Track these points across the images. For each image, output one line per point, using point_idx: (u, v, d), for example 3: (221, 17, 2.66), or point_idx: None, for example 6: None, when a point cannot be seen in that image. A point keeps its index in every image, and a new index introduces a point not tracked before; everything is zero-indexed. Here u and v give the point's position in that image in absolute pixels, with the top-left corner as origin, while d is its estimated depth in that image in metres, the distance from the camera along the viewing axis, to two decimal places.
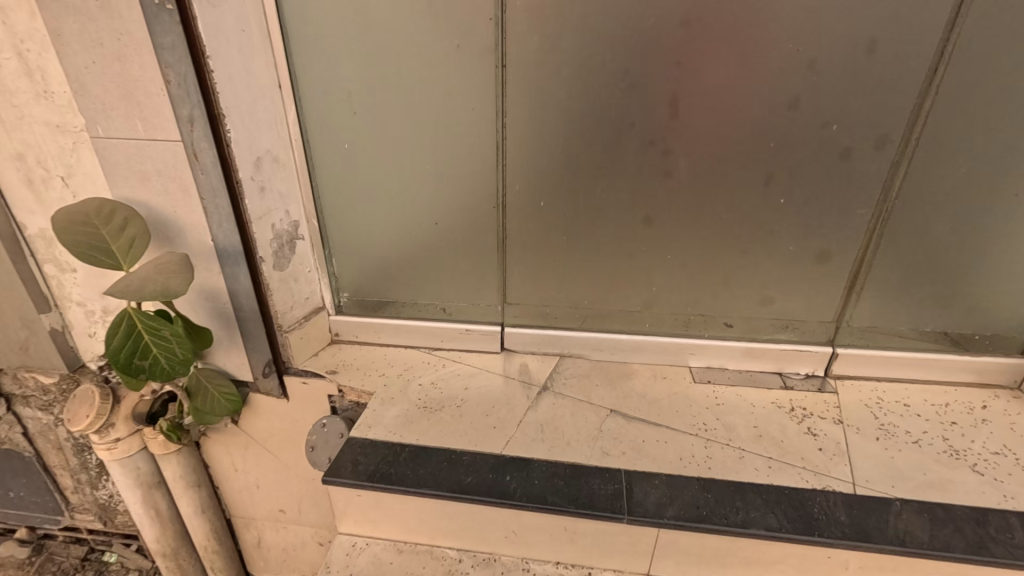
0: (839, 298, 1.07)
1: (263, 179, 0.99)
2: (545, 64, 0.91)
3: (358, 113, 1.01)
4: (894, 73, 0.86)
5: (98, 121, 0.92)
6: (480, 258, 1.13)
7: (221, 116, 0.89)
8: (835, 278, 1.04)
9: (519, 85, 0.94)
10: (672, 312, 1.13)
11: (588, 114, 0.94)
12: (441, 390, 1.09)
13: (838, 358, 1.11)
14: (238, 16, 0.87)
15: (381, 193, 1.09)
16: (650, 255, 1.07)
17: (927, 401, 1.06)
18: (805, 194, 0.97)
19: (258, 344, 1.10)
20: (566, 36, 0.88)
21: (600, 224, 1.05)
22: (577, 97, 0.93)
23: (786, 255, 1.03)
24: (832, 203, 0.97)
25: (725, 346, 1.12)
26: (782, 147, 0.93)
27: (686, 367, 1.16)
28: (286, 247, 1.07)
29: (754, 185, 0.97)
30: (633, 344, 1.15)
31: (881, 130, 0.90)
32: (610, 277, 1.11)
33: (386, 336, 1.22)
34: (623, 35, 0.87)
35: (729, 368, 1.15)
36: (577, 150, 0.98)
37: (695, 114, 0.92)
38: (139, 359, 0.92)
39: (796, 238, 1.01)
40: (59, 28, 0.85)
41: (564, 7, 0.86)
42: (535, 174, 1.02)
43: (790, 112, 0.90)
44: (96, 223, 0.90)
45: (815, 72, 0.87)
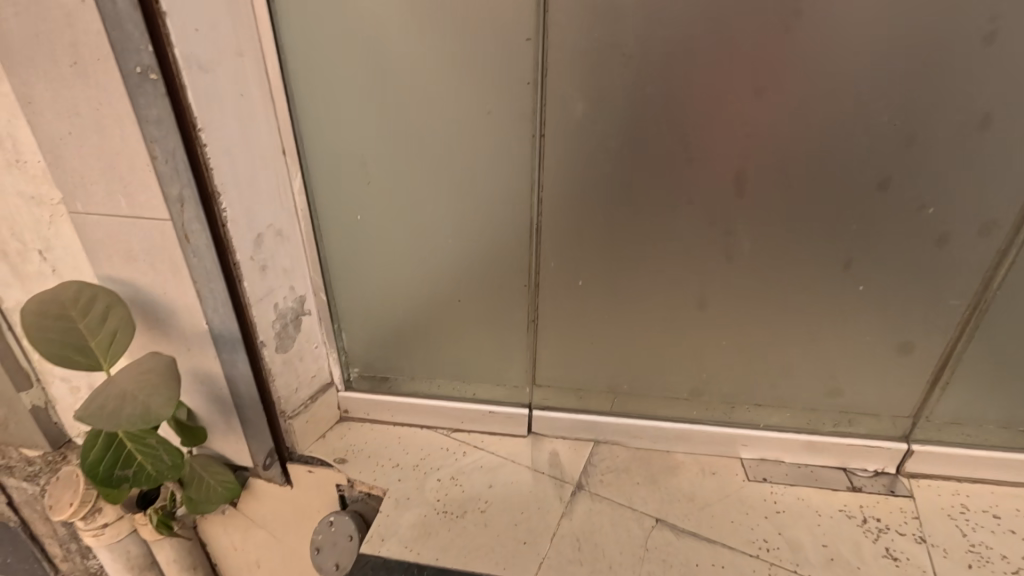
0: (919, 393, 0.93)
1: (264, 257, 0.87)
2: (592, 134, 0.78)
3: (371, 181, 0.88)
4: (1011, 152, 0.72)
5: (77, 196, 0.80)
6: (507, 336, 1.00)
7: (215, 195, 0.77)
8: (917, 370, 0.91)
9: (558, 156, 0.81)
10: (723, 399, 1.00)
11: (640, 189, 0.81)
12: (463, 489, 0.97)
13: (914, 456, 0.97)
14: (234, 79, 0.75)
15: (396, 266, 0.96)
16: (702, 341, 0.94)
17: (1019, 511, 0.93)
18: (891, 283, 0.83)
19: (258, 434, 0.97)
20: (618, 104, 0.75)
21: (646, 306, 0.92)
22: (627, 171, 0.80)
23: (862, 346, 0.90)
24: (921, 292, 0.83)
25: (783, 438, 0.99)
26: (866, 232, 0.79)
27: (736, 458, 1.03)
28: (290, 325, 0.95)
29: (832, 272, 0.83)
30: (678, 433, 1.02)
31: (989, 216, 0.76)
32: (655, 361, 0.98)
33: (399, 415, 1.10)
34: (684, 105, 0.74)
35: (785, 461, 1.02)
36: (624, 228, 0.85)
37: (767, 193, 0.78)
38: (120, 468, 0.81)
39: (875, 329, 0.87)
40: (27, 95, 0.73)
41: (616, 73, 0.73)
42: (574, 251, 0.89)
43: (881, 194, 0.76)
44: (73, 315, 0.78)
45: (913, 150, 0.73)
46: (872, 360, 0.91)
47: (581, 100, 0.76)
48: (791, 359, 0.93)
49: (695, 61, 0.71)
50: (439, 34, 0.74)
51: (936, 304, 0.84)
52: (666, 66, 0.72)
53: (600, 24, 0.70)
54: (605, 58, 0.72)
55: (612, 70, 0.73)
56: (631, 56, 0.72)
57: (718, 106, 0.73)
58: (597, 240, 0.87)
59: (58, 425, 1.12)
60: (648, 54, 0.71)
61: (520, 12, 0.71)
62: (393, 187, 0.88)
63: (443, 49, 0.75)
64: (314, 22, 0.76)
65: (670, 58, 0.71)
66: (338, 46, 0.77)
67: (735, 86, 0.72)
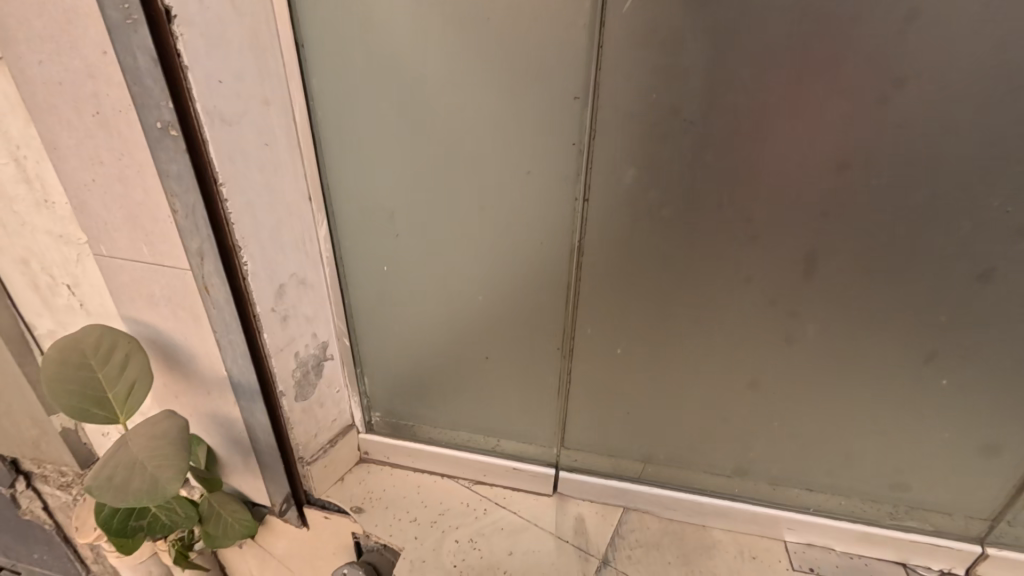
0: (1002, 496, 0.83)
1: (287, 307, 0.83)
2: (643, 200, 0.70)
3: (400, 234, 0.83)
4: None
5: (100, 239, 0.77)
6: (536, 396, 0.94)
7: (236, 249, 0.73)
8: (1001, 472, 0.81)
9: (601, 222, 0.74)
10: (772, 481, 0.91)
11: (695, 261, 0.73)
12: (482, 555, 0.92)
13: (988, 560, 0.87)
14: (261, 129, 0.70)
15: (423, 319, 0.91)
16: (752, 418, 0.85)
17: None
18: (978, 376, 0.73)
19: (276, 479, 0.95)
20: (676, 170, 0.67)
21: (691, 379, 0.84)
22: (679, 241, 0.72)
23: (938, 439, 0.80)
24: (1017, 390, 0.73)
25: (837, 528, 0.90)
26: (956, 323, 0.70)
27: (780, 540, 0.94)
28: (312, 372, 0.92)
29: (909, 359, 0.74)
30: (717, 510, 0.94)
31: None
32: (698, 435, 0.90)
33: (421, 462, 1.05)
34: (749, 175, 0.66)
35: (835, 549, 0.92)
36: (672, 298, 0.77)
37: (842, 272, 0.69)
38: (136, 519, 0.80)
39: (954, 422, 0.78)
40: (52, 140, 0.70)
41: (673, 137, 0.66)
42: (616, 319, 0.81)
43: (978, 281, 0.67)
44: (93, 363, 0.76)
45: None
46: (947, 454, 0.81)
47: (632, 165, 0.68)
48: (851, 444, 0.84)
49: (763, 131, 0.63)
50: (479, 87, 0.68)
51: None
52: (734, 133, 0.64)
53: (661, 85, 0.63)
54: (665, 122, 0.65)
55: (672, 134, 0.65)
56: (693, 121, 0.64)
57: (792, 178, 0.65)
58: (642, 309, 0.79)
59: (87, 446, 1.12)
60: (712, 119, 0.63)
61: (570, 68, 0.65)
62: (422, 240, 0.82)
63: (482, 103, 0.69)
64: (346, 69, 0.71)
65: (739, 125, 0.63)
66: (371, 94, 0.72)
67: (813, 158, 0.63)
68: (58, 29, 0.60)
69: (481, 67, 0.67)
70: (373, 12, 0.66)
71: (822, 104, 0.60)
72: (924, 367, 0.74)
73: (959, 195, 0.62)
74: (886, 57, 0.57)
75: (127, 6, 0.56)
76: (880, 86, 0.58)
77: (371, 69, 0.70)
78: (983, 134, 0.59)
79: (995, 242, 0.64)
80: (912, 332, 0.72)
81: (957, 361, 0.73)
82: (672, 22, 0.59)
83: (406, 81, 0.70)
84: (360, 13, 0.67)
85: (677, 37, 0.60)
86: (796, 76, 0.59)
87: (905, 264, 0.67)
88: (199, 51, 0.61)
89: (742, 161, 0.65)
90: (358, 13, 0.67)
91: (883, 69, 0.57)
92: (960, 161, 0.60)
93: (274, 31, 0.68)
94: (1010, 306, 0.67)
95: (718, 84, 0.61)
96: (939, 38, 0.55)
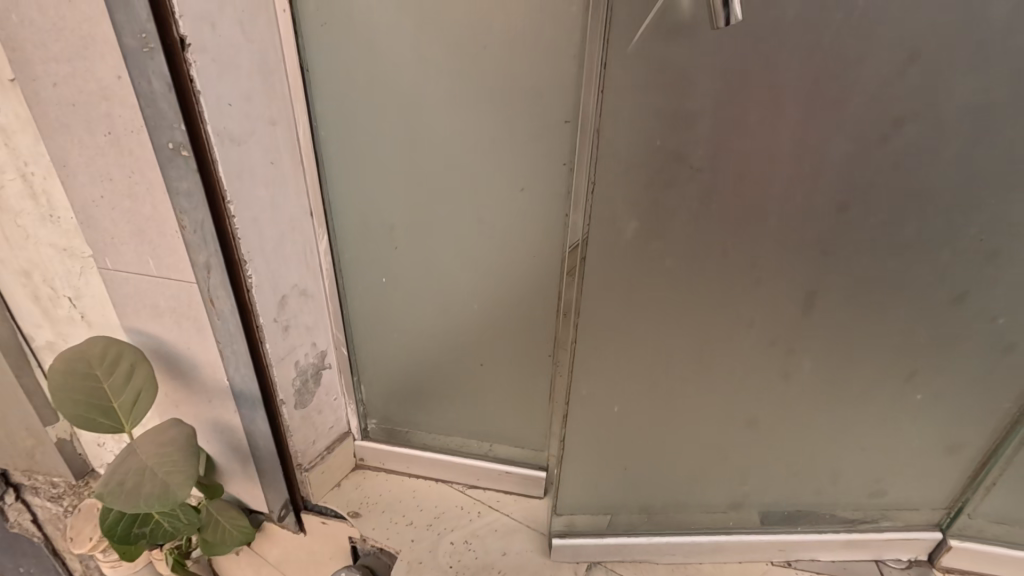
0: (959, 484, 0.91)
1: (288, 317, 0.86)
2: (646, 243, 0.71)
3: (399, 247, 0.86)
4: None
5: (106, 253, 0.79)
6: (527, 402, 0.98)
7: (242, 263, 0.76)
8: (958, 464, 0.89)
9: (601, 270, 0.73)
10: (763, 509, 0.94)
11: (694, 295, 0.76)
12: (477, 555, 0.96)
13: (952, 550, 0.93)
14: (267, 148, 0.74)
15: (419, 328, 0.94)
16: (744, 440, 0.88)
17: None
18: (937, 378, 0.81)
19: (276, 486, 0.97)
20: (681, 209, 0.70)
21: (683, 409, 0.86)
22: (679, 280, 0.74)
23: (906, 439, 0.86)
24: (984, 390, 0.81)
25: (823, 540, 0.93)
26: (919, 330, 0.77)
27: (764, 561, 0.94)
28: (311, 381, 0.95)
29: (882, 366, 0.80)
30: (715, 546, 0.93)
31: None
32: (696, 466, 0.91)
33: (416, 466, 1.08)
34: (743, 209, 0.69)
35: (820, 559, 0.95)
36: (672, 335, 0.79)
37: (823, 291, 0.74)
38: (138, 527, 0.82)
39: (921, 423, 0.85)
40: (62, 157, 0.72)
41: (674, 179, 0.68)
42: (619, 363, 0.81)
43: (938, 291, 0.74)
44: (99, 373, 0.78)
45: (996, 268, 0.71)
46: (914, 452, 0.88)
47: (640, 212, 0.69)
48: (831, 452, 0.89)
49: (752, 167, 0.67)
50: (476, 110, 0.72)
51: (978, 399, 0.83)
52: (729, 167, 0.67)
53: (664, 128, 0.65)
54: (671, 168, 0.67)
55: (676, 175, 0.67)
56: (699, 167, 0.67)
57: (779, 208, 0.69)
58: (645, 346, 0.80)
59: (80, 456, 1.13)
60: (712, 159, 0.66)
61: (560, 94, 0.69)
62: (419, 252, 0.86)
63: (478, 125, 0.74)
64: (349, 91, 0.75)
65: (732, 159, 0.66)
66: (373, 115, 0.76)
67: (797, 185, 0.67)
68: (74, 53, 0.63)
69: (478, 92, 0.71)
70: (379, 38, 0.70)
71: (807, 135, 0.65)
72: (894, 372, 0.81)
73: (922, 214, 0.68)
74: (857, 92, 0.62)
75: (144, 35, 0.59)
76: (852, 117, 0.63)
77: (374, 92, 0.74)
78: (942, 160, 0.65)
79: (952, 257, 0.71)
80: (883, 341, 0.78)
81: (920, 364, 0.79)
82: (674, 64, 0.62)
83: (408, 104, 0.74)
84: (366, 39, 0.71)
85: (682, 80, 0.62)
86: (781, 109, 0.63)
87: (875, 279, 0.73)
88: (212, 77, 0.65)
89: (735, 193, 0.68)
90: (363, 39, 0.71)
91: (854, 102, 0.62)
92: (924, 185, 0.67)
93: (281, 56, 0.72)
94: (963, 312, 0.75)
95: (713, 121, 0.65)
96: (902, 75, 0.61)
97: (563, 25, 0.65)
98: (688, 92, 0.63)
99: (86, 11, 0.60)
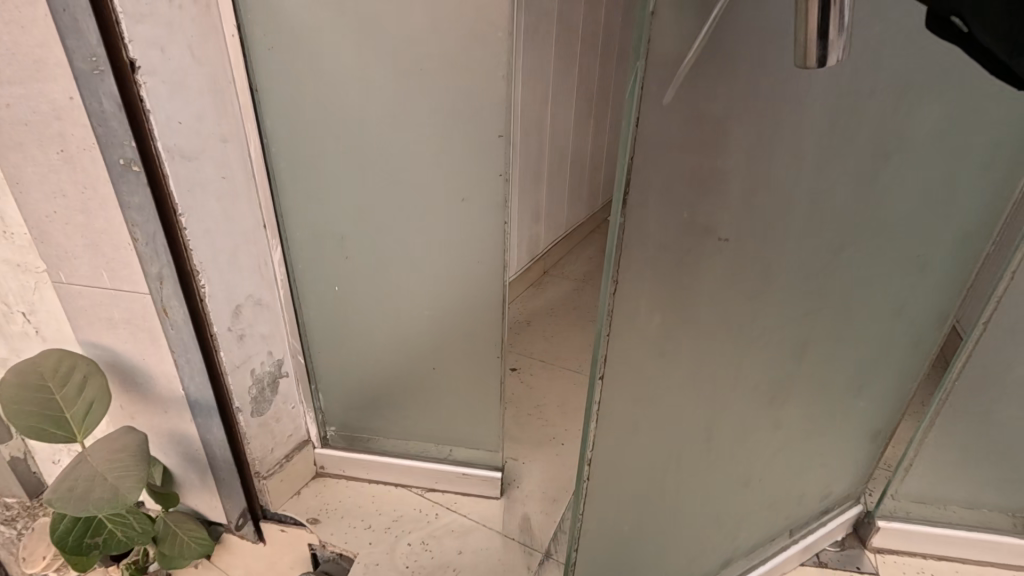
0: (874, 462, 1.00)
1: (243, 326, 0.89)
2: (668, 333, 0.61)
3: (350, 257, 0.90)
4: (957, 262, 0.82)
5: (60, 267, 0.81)
6: (480, 404, 1.02)
7: (194, 273, 0.79)
8: (871, 445, 0.98)
9: (628, 386, 0.60)
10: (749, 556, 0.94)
11: (715, 367, 0.68)
12: (433, 555, 0.99)
13: (880, 531, 1.01)
14: (219, 163, 0.78)
15: (374, 336, 0.98)
16: (740, 493, 0.85)
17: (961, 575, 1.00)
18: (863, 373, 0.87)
19: (234, 495, 0.98)
20: (705, 279, 0.60)
21: (694, 498, 0.79)
22: (696, 367, 0.67)
23: (839, 431, 0.92)
24: (894, 376, 0.91)
25: (782, 563, 0.97)
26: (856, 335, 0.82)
27: None
28: (267, 390, 0.97)
29: (831, 374, 0.84)
30: None
31: (942, 310, 0.87)
32: (710, 531, 0.85)
33: (375, 472, 1.11)
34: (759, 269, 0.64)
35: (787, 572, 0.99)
36: (690, 428, 0.71)
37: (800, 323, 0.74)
38: (91, 536, 0.83)
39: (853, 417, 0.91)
40: (15, 174, 0.74)
41: (701, 254, 0.58)
42: (641, 477, 0.69)
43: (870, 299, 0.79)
44: (51, 385, 0.80)
45: (923, 273, 0.81)
46: (842, 442, 0.95)
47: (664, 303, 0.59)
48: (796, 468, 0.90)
49: (776, 219, 0.62)
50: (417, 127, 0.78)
51: (887, 386, 0.91)
52: (750, 228, 0.60)
53: (694, 197, 0.54)
54: (698, 243, 0.57)
55: (705, 249, 0.58)
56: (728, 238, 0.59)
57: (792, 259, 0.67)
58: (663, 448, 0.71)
59: (35, 475, 1.12)
60: (738, 223, 0.59)
61: (490, 113, 0.75)
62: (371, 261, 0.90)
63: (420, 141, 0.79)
64: (299, 109, 0.79)
65: (753, 220, 0.60)
66: (322, 131, 0.80)
67: (807, 231, 0.66)
68: (27, 76, 0.66)
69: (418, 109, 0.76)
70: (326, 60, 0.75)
71: (820, 181, 0.63)
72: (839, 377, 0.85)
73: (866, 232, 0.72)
74: (857, 130, 0.62)
75: (94, 58, 0.63)
76: (852, 155, 0.64)
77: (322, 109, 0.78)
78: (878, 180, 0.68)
79: (881, 267, 0.76)
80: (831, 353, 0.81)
81: (853, 365, 0.85)
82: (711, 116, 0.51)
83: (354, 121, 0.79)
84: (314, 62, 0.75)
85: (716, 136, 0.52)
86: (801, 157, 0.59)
87: (831, 298, 0.75)
88: (162, 97, 0.69)
89: (752, 251, 0.62)
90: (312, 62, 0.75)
91: (855, 140, 0.63)
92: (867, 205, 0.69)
93: (230, 77, 0.76)
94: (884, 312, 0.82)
95: (741, 180, 0.56)
96: (890, 107, 0.63)
97: (492, 50, 0.71)
98: (721, 150, 0.53)
99: (40, 37, 0.64)
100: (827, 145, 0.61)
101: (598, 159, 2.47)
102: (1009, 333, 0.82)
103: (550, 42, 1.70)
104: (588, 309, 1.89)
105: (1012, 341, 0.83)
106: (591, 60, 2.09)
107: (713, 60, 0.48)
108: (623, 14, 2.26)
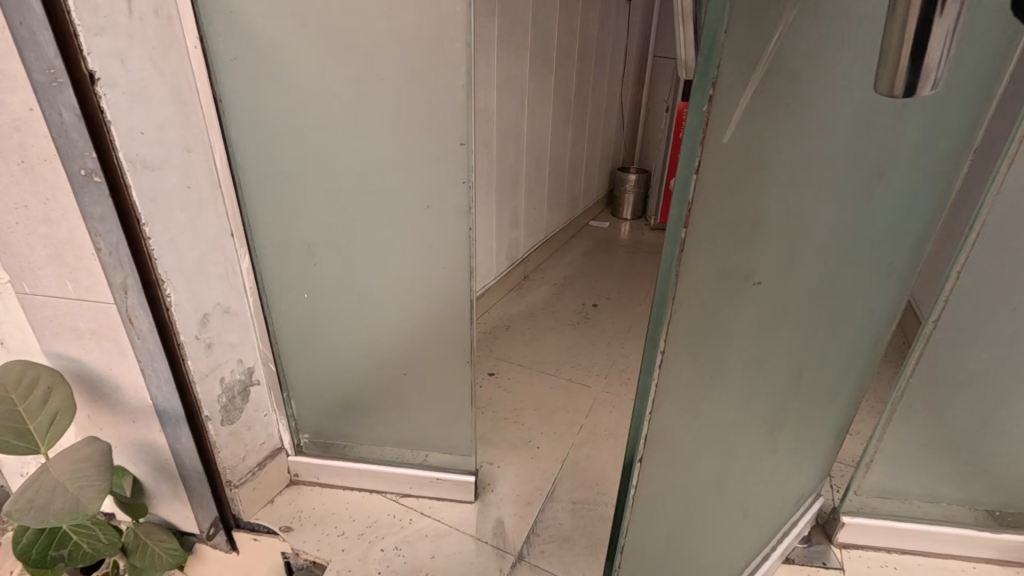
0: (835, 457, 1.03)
1: (210, 335, 0.89)
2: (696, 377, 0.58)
3: (318, 264, 0.91)
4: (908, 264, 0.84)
5: (23, 278, 0.80)
6: (451, 409, 1.03)
7: (158, 282, 0.79)
8: (834, 442, 1.01)
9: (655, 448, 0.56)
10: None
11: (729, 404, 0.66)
12: (406, 560, 0.98)
13: (845, 527, 1.03)
14: (183, 173, 0.78)
15: (343, 343, 0.99)
16: (738, 513, 0.83)
17: (923, 568, 1.02)
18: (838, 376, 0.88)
19: (205, 505, 0.98)
20: (730, 313, 0.57)
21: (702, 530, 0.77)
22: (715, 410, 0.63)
23: (811, 436, 0.93)
24: (852, 376, 0.94)
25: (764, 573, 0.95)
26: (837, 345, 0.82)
27: None
28: (237, 398, 0.97)
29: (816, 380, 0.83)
30: None
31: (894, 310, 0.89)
32: (712, 552, 0.82)
33: (350, 479, 1.11)
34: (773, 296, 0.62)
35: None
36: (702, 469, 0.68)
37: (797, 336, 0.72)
38: (56, 549, 0.82)
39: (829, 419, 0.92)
40: None
41: (727, 291, 0.55)
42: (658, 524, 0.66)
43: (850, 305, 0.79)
44: (14, 397, 0.79)
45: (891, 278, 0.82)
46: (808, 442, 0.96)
47: (693, 350, 0.55)
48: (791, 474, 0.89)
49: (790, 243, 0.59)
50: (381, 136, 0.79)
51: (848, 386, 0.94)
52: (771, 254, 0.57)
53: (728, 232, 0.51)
54: (728, 277, 0.54)
55: (734, 284, 0.55)
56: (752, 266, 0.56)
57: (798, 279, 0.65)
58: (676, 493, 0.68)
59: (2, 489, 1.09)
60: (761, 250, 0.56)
61: (451, 122, 0.77)
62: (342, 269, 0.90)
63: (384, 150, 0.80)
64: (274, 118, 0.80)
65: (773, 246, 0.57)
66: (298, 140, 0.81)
67: (812, 251, 0.64)
68: None
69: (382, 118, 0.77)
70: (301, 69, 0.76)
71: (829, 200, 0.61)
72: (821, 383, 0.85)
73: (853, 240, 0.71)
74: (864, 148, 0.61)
75: (52, 70, 0.63)
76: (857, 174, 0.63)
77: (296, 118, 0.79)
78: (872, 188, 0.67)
79: (862, 275, 0.76)
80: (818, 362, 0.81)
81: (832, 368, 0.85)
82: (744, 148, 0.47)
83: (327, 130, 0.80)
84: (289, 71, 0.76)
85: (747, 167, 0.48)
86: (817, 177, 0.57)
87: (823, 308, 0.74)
88: (122, 108, 0.69)
89: (770, 277, 0.60)
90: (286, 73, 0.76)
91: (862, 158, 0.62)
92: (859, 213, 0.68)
93: (193, 88, 0.76)
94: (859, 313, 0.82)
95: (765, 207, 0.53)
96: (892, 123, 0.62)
97: (451, 60, 0.73)
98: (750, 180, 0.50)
99: None
100: (835, 165, 0.59)
101: (577, 165, 2.50)
102: (958, 330, 0.85)
103: (524, 50, 1.73)
104: (567, 313, 1.91)
105: (961, 339, 0.86)
106: (567, 68, 2.12)
107: (750, 80, 0.43)
108: (598, 22, 2.30)
